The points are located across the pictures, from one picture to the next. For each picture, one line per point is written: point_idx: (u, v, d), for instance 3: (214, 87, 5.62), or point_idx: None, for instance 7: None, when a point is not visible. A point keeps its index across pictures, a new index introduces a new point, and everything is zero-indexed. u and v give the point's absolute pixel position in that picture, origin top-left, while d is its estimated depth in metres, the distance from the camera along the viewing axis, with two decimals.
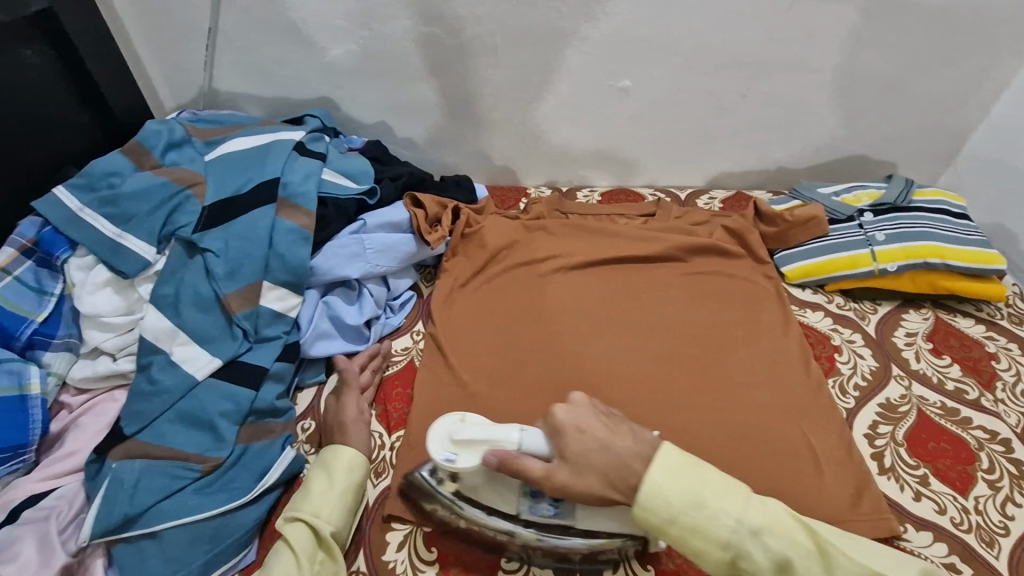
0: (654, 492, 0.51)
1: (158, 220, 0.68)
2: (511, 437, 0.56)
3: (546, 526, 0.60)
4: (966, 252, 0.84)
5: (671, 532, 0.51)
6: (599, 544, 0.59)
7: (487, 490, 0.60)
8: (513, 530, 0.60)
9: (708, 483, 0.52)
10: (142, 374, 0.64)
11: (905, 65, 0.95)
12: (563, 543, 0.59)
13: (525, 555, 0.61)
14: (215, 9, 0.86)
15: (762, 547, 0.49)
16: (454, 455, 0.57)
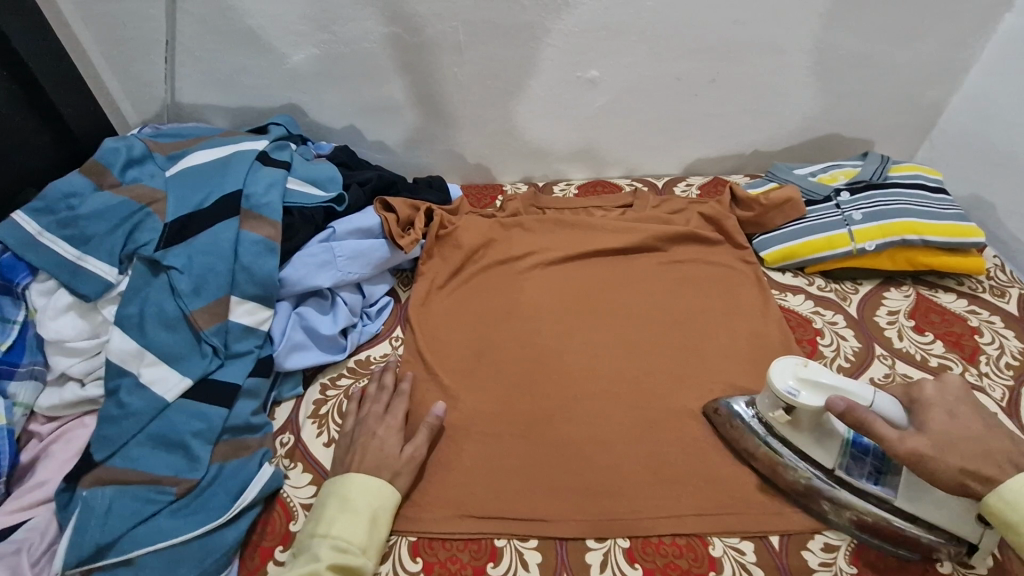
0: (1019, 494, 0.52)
1: (119, 240, 0.66)
2: (863, 393, 0.57)
3: (858, 487, 0.61)
4: (943, 226, 0.84)
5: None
6: (906, 529, 0.60)
7: (805, 435, 0.62)
8: (818, 476, 0.63)
9: None
10: (110, 398, 0.62)
11: (876, 40, 0.94)
12: (866, 509, 0.61)
13: (807, 502, 0.64)
14: (172, 19, 0.84)
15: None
16: (797, 390, 0.59)
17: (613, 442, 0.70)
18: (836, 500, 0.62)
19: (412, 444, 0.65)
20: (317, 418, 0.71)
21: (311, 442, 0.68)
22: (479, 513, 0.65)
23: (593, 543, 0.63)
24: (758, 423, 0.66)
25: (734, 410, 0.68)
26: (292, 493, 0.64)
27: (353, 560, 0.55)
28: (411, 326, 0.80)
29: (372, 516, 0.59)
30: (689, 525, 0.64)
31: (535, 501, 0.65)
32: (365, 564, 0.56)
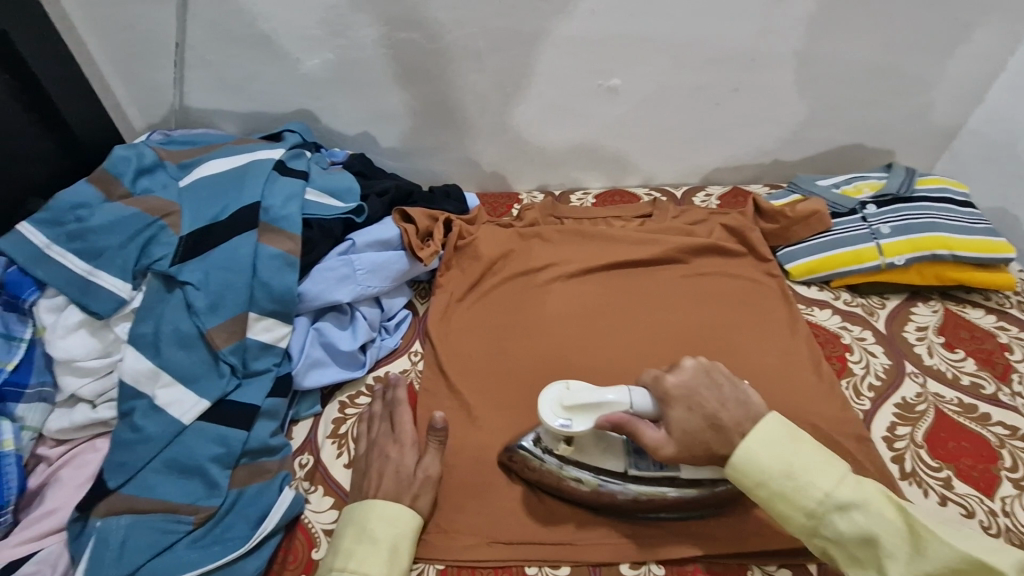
0: (748, 458, 0.55)
1: (132, 254, 0.63)
2: (620, 400, 0.59)
3: (654, 481, 0.62)
4: (973, 241, 0.82)
5: (760, 494, 0.54)
6: (707, 493, 0.62)
7: (592, 451, 0.63)
8: (616, 485, 0.62)
9: (802, 454, 0.54)
10: (124, 421, 0.60)
11: (901, 50, 0.92)
12: (667, 495, 0.62)
13: (626, 511, 0.62)
14: (181, 22, 0.81)
15: (845, 519, 0.51)
16: (569, 421, 0.58)
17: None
18: (644, 500, 0.62)
19: (426, 462, 0.62)
20: (336, 438, 0.68)
21: (331, 463, 0.66)
22: (508, 539, 0.62)
23: (628, 570, 0.61)
24: (545, 453, 0.64)
25: (522, 449, 0.65)
26: (314, 518, 0.62)
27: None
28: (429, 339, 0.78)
29: (391, 545, 0.56)
30: (727, 550, 0.61)
31: (561, 524, 0.63)
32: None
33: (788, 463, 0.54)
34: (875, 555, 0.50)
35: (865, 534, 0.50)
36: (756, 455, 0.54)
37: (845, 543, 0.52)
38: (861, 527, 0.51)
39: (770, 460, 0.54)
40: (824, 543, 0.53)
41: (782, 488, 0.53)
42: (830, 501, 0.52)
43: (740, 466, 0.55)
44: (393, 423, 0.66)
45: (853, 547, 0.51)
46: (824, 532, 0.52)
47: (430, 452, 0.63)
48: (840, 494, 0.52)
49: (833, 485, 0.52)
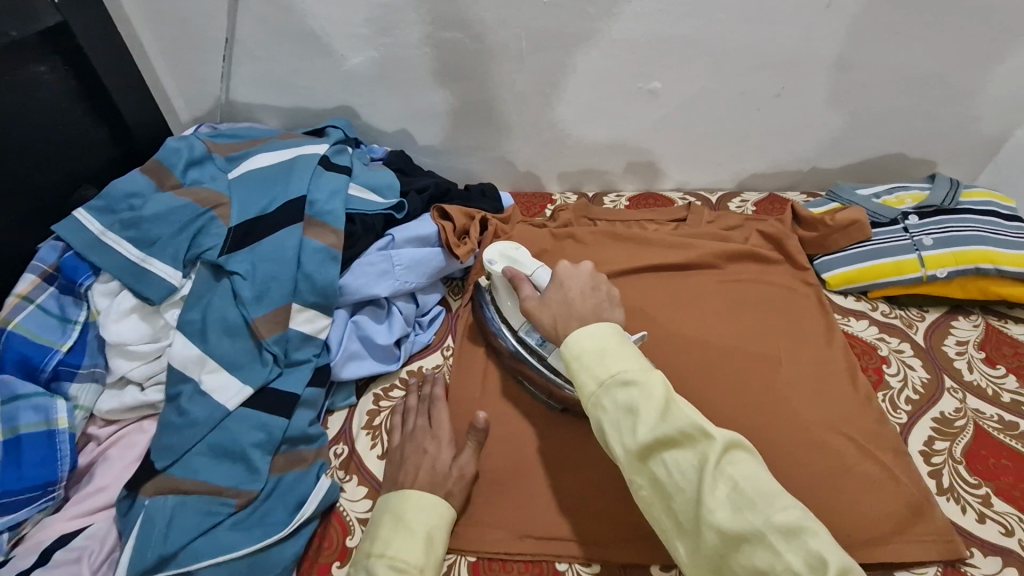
0: (572, 336, 0.55)
1: (183, 243, 0.65)
2: (532, 266, 0.70)
3: (531, 350, 0.70)
4: (1019, 256, 0.80)
5: (570, 368, 0.54)
6: (557, 385, 0.68)
7: (503, 295, 0.73)
8: (503, 335, 0.73)
9: (620, 343, 0.53)
10: (171, 405, 0.61)
11: (950, 60, 0.90)
12: (536, 370, 0.70)
13: (504, 359, 0.74)
14: (232, 18, 0.83)
15: (624, 392, 0.50)
16: (494, 261, 0.72)
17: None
18: (518, 359, 0.71)
19: (461, 460, 0.64)
20: (370, 430, 0.69)
21: (365, 454, 0.67)
22: (539, 534, 0.63)
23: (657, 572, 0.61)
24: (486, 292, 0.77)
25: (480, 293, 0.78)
26: (348, 507, 0.63)
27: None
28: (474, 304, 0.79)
29: (427, 535, 0.56)
30: None
31: (587, 523, 0.63)
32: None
33: (602, 343, 0.53)
34: (633, 423, 0.48)
35: (630, 403, 0.49)
36: (582, 336, 0.54)
37: (617, 416, 0.50)
38: (629, 397, 0.49)
39: (589, 342, 0.54)
40: (598, 413, 0.51)
41: (588, 361, 0.53)
42: (616, 376, 0.51)
43: (568, 343, 0.55)
44: (429, 418, 0.67)
45: (617, 415, 0.50)
46: (601, 402, 0.50)
47: (467, 451, 0.65)
48: (630, 373, 0.51)
49: (625, 365, 0.52)
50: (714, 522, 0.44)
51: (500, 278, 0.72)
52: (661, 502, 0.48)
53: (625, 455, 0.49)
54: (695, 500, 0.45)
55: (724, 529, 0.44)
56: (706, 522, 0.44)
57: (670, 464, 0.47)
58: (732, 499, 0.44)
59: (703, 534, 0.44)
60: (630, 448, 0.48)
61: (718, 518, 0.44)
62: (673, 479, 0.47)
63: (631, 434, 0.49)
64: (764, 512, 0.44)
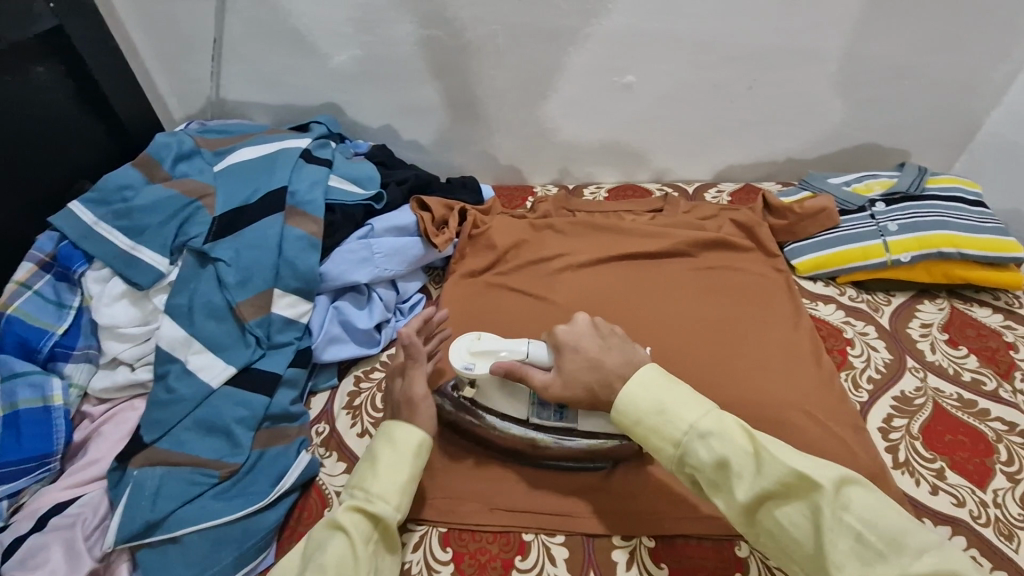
0: (624, 395, 0.55)
1: (170, 232, 0.69)
2: (519, 348, 0.64)
3: (554, 428, 0.66)
4: (981, 240, 0.83)
5: (636, 431, 0.55)
6: (601, 442, 0.66)
7: (497, 395, 0.67)
8: (518, 431, 0.67)
9: (672, 391, 0.54)
10: (159, 383, 0.65)
11: (919, 50, 0.92)
12: (565, 445, 0.66)
13: (524, 453, 0.68)
14: (221, 19, 0.87)
15: (704, 447, 0.50)
16: (472, 365, 0.64)
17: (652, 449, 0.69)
18: (543, 446, 0.66)
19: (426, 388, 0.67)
20: (351, 409, 0.73)
21: (346, 433, 0.70)
22: (508, 506, 0.66)
23: (620, 541, 0.64)
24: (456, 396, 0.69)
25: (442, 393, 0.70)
26: (327, 480, 0.66)
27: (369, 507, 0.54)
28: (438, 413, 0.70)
29: (389, 467, 0.58)
30: (718, 527, 0.63)
31: (557, 497, 0.66)
32: (382, 510, 0.55)
33: (659, 398, 0.53)
34: (727, 479, 0.49)
35: (718, 459, 0.49)
36: (631, 394, 0.55)
37: (704, 471, 0.50)
38: (714, 453, 0.50)
39: (645, 399, 0.54)
40: (689, 472, 0.52)
41: (652, 422, 0.53)
42: (692, 430, 0.51)
43: (621, 407, 0.55)
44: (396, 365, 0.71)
45: (708, 474, 0.50)
46: (688, 462, 0.51)
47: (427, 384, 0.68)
48: (704, 422, 0.51)
49: (696, 413, 0.52)
50: None
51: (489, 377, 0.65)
52: (782, 553, 0.48)
53: (729, 511, 0.50)
54: (818, 553, 0.45)
55: None
56: None
57: (781, 517, 0.47)
58: (859, 550, 0.43)
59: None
60: (733, 505, 0.49)
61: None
62: (788, 531, 0.47)
63: (729, 493, 0.49)
64: (895, 562, 0.42)
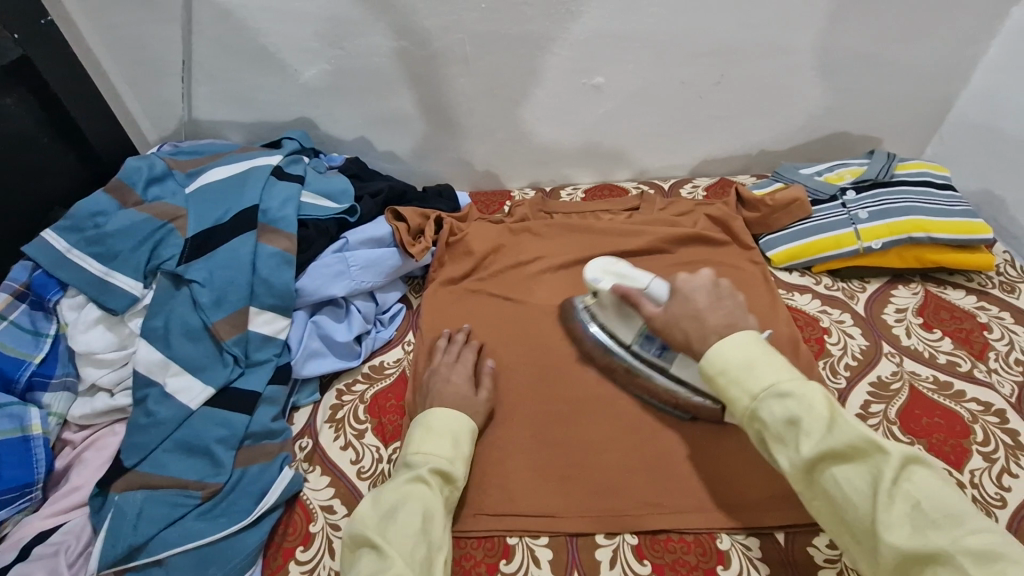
0: (716, 349, 0.56)
1: (143, 256, 0.70)
2: (643, 279, 0.69)
3: (650, 361, 0.72)
4: (951, 224, 0.84)
5: (716, 381, 0.56)
6: (685, 395, 0.70)
7: (612, 316, 0.74)
8: (616, 352, 0.75)
9: (763, 352, 0.54)
10: (138, 407, 0.65)
11: (882, 38, 0.93)
12: (653, 380, 0.72)
13: (615, 374, 0.76)
14: (187, 40, 0.88)
15: (781, 404, 0.51)
16: (598, 278, 0.73)
17: (633, 447, 0.71)
18: (635, 373, 0.74)
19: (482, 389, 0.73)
20: (334, 422, 0.73)
21: (329, 446, 0.71)
22: (492, 511, 0.67)
23: (603, 539, 0.65)
24: (586, 308, 0.79)
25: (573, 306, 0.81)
26: (311, 495, 0.67)
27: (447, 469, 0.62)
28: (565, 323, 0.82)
29: (456, 438, 0.65)
30: (695, 521, 0.65)
31: (539, 499, 0.68)
32: (457, 474, 0.63)
33: (747, 355, 0.54)
34: (796, 436, 0.50)
35: (790, 417, 0.50)
36: (720, 350, 0.55)
37: (775, 426, 0.51)
38: (788, 410, 0.50)
39: (734, 357, 0.54)
40: (757, 426, 0.52)
41: (735, 375, 0.54)
42: (772, 388, 0.52)
43: (709, 358, 0.56)
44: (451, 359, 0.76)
45: (778, 428, 0.51)
46: (758, 415, 0.52)
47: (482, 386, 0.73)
48: (785, 383, 0.51)
49: (779, 376, 0.52)
50: (890, 539, 0.44)
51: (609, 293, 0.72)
52: (834, 515, 0.49)
53: (790, 467, 0.50)
54: (872, 516, 0.46)
55: (902, 548, 0.44)
56: (880, 538, 0.45)
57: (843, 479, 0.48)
58: (912, 517, 0.45)
59: (881, 552, 0.45)
60: (795, 461, 0.50)
61: (896, 538, 0.44)
62: (845, 492, 0.47)
63: (794, 449, 0.50)
64: (948, 532, 0.43)
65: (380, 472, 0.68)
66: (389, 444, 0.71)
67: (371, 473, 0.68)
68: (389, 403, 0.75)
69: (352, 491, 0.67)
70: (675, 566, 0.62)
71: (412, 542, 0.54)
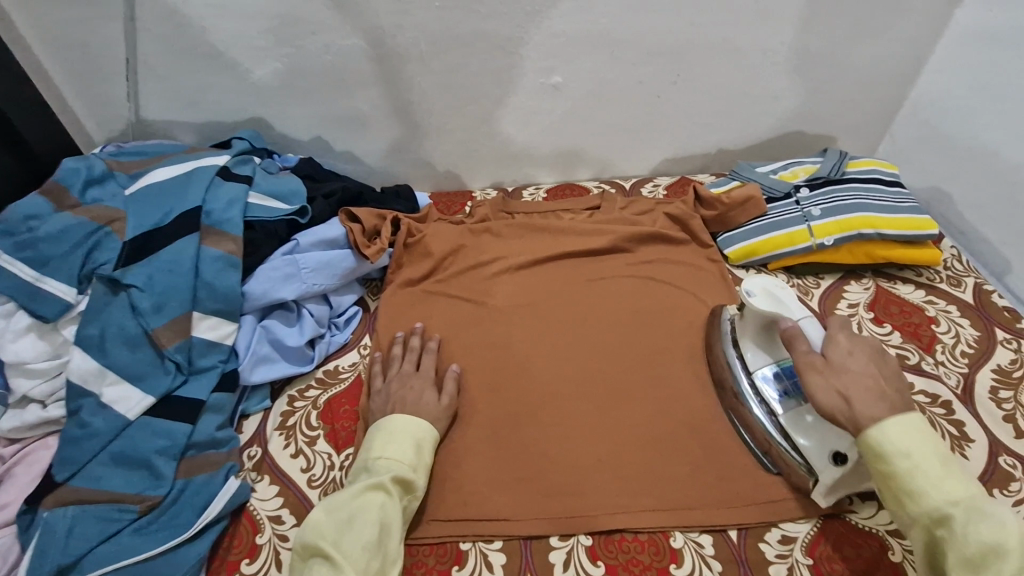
0: (902, 433, 0.53)
1: (77, 261, 0.67)
2: (799, 313, 0.64)
3: (764, 398, 0.69)
4: (898, 220, 0.86)
5: (897, 468, 0.53)
6: (782, 448, 0.67)
7: (751, 336, 0.72)
8: (735, 371, 0.72)
9: (949, 461, 0.53)
10: (71, 419, 0.62)
11: (833, 38, 0.95)
12: (756, 418, 0.69)
13: (724, 394, 0.73)
14: (130, 37, 0.84)
15: (982, 525, 0.48)
16: (754, 292, 0.67)
17: (593, 446, 0.71)
18: (740, 399, 0.71)
19: (445, 394, 0.72)
20: (285, 430, 0.71)
21: (278, 454, 0.69)
22: (444, 516, 0.65)
23: (557, 542, 0.64)
24: (729, 321, 0.77)
25: (722, 314, 0.79)
26: (258, 505, 0.65)
27: (408, 477, 0.60)
28: (709, 324, 0.80)
29: (419, 445, 0.64)
30: (654, 519, 0.65)
31: (499, 502, 0.67)
32: (418, 483, 0.61)
33: (940, 453, 0.53)
34: (992, 565, 0.47)
35: (994, 542, 0.47)
36: (905, 433, 0.54)
37: (967, 543, 0.48)
38: (994, 534, 0.48)
39: (925, 449, 0.53)
40: (943, 536, 0.50)
41: (928, 472, 0.52)
42: (973, 506, 0.50)
43: (895, 441, 0.53)
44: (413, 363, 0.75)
45: (970, 549, 0.48)
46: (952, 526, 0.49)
47: (446, 390, 0.72)
48: (985, 505, 0.50)
49: (975, 494, 0.51)
50: None
51: (758, 314, 0.69)
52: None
53: None
54: None
55: None
56: None
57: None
58: None
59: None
60: None
61: None
62: None
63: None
64: None
65: (330, 479, 0.66)
66: (342, 450, 0.69)
67: (321, 480, 0.67)
68: (343, 409, 0.73)
69: (301, 500, 0.65)
70: (629, 567, 0.62)
71: (366, 556, 0.53)
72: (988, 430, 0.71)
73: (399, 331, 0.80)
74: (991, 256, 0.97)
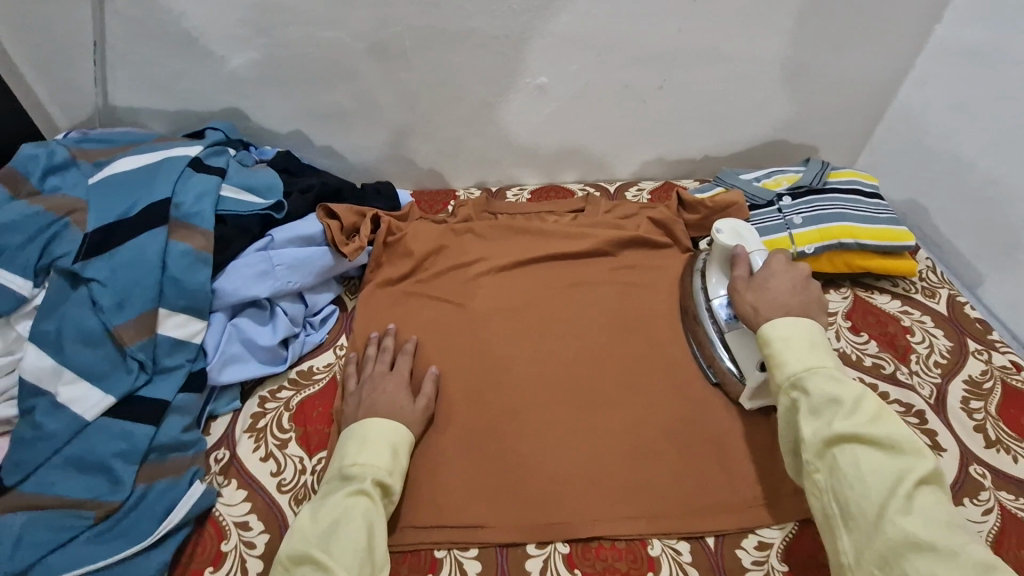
0: (781, 322, 0.61)
1: (33, 252, 0.63)
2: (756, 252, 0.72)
3: (716, 318, 0.75)
4: (876, 230, 0.87)
5: (772, 347, 0.61)
6: (722, 360, 0.74)
7: (716, 263, 0.77)
8: (697, 296, 0.79)
9: (818, 340, 0.60)
10: (24, 420, 0.59)
11: (816, 49, 0.95)
12: (705, 333, 0.76)
13: (688, 317, 0.80)
14: (99, 19, 0.81)
15: (829, 383, 0.57)
16: (724, 231, 0.75)
17: (571, 452, 0.70)
18: (697, 319, 0.78)
19: (422, 398, 0.70)
20: (254, 432, 0.69)
21: (247, 458, 0.66)
22: (421, 523, 0.64)
23: (534, 550, 0.64)
24: (702, 258, 0.83)
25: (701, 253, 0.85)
26: (225, 511, 0.62)
27: (387, 481, 0.59)
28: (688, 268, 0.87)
29: (393, 448, 0.62)
30: (631, 527, 0.65)
31: (476, 510, 0.65)
32: (397, 487, 0.60)
33: (809, 337, 0.60)
34: (833, 413, 0.55)
35: (834, 394, 0.56)
36: (787, 323, 0.61)
37: (817, 400, 0.56)
38: (833, 389, 0.56)
39: (798, 331, 0.61)
40: (797, 396, 0.58)
41: (798, 347, 0.60)
42: (827, 370, 0.58)
43: (775, 327, 0.61)
44: (388, 364, 0.73)
45: (817, 401, 0.56)
46: (804, 387, 0.57)
47: (422, 395, 0.70)
48: (837, 370, 0.58)
49: (833, 364, 0.59)
50: (897, 521, 0.49)
51: (724, 248, 0.74)
52: (834, 489, 0.54)
53: (813, 437, 0.56)
54: (878, 499, 0.51)
55: (906, 531, 0.49)
56: (885, 519, 0.50)
57: (859, 457, 0.53)
58: (916, 511, 0.50)
59: (885, 531, 0.49)
60: (820, 433, 0.55)
61: (904, 521, 0.49)
62: (861, 471, 0.52)
63: (826, 420, 0.55)
64: (949, 532, 0.48)
65: (301, 483, 0.64)
66: (314, 453, 0.67)
67: (293, 485, 0.64)
68: (316, 411, 0.71)
69: (270, 506, 0.63)
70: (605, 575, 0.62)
71: (358, 564, 0.52)
72: (959, 440, 0.72)
73: (376, 332, 0.78)
74: (964, 268, 1.00)
